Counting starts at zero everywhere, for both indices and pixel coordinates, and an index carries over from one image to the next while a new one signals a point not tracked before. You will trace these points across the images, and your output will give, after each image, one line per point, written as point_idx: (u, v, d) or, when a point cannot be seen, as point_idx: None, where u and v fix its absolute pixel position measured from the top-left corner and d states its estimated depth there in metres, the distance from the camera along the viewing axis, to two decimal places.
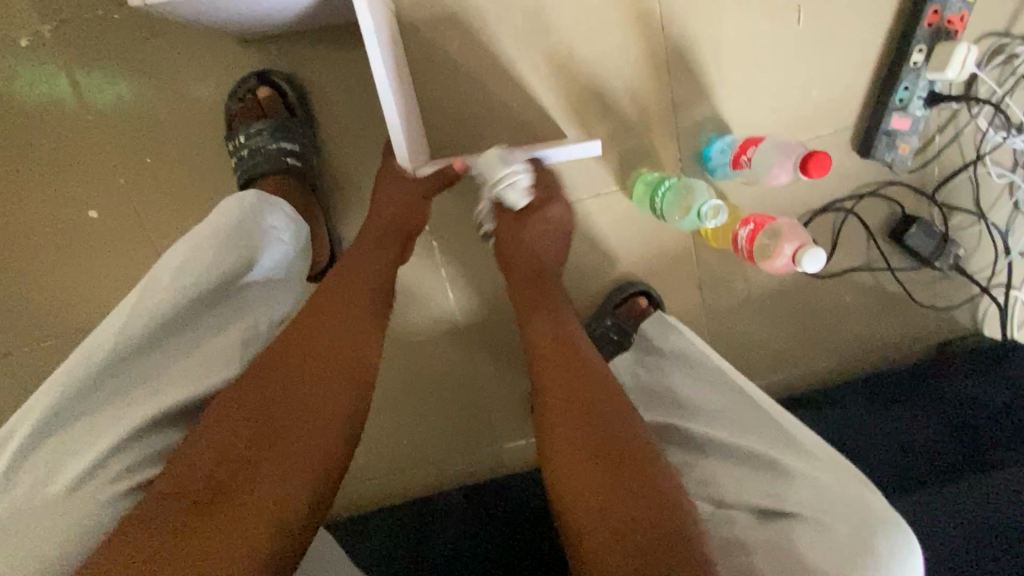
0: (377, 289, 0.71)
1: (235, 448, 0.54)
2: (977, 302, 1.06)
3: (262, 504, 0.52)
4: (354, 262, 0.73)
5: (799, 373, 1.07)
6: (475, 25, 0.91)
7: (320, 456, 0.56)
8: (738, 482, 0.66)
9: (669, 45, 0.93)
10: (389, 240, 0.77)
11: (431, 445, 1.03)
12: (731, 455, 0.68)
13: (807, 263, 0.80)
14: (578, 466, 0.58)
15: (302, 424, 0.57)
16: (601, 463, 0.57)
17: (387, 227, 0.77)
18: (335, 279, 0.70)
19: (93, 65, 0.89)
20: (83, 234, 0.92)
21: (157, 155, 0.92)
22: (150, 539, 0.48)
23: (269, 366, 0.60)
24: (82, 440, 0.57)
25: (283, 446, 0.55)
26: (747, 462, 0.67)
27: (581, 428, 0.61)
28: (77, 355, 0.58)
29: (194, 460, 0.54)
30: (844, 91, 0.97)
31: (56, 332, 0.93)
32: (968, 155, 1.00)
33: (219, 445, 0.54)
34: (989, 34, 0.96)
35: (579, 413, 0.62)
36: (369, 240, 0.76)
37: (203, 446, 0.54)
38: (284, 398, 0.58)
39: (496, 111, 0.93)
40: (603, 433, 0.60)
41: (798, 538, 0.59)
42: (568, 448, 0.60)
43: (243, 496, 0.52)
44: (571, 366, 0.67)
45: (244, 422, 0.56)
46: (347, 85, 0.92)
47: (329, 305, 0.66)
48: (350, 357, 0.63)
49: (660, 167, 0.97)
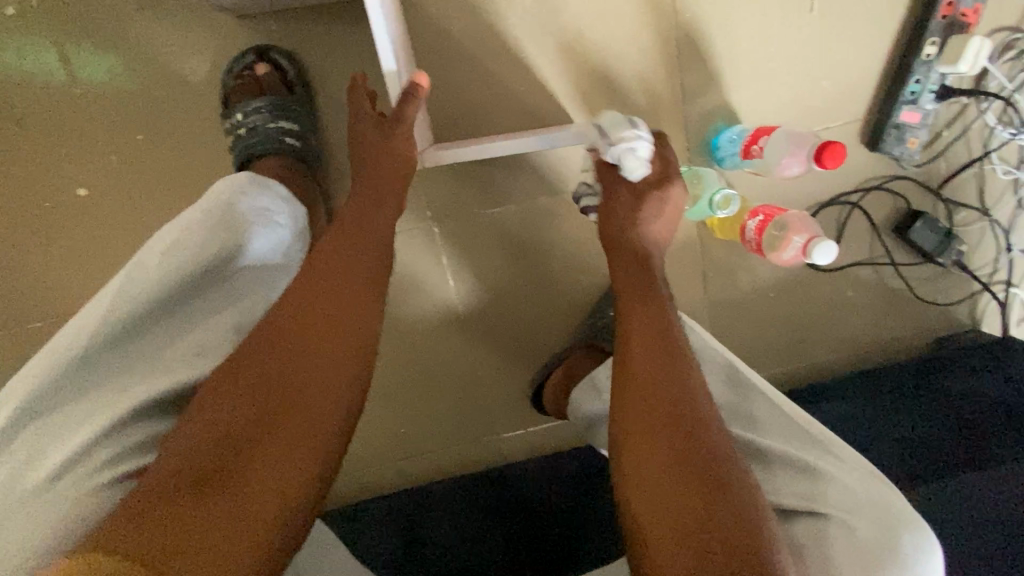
0: (375, 251, 0.68)
1: (248, 423, 0.52)
2: (977, 299, 1.06)
3: (273, 483, 0.50)
4: (348, 226, 0.69)
5: (800, 367, 1.07)
6: (483, 5, 0.88)
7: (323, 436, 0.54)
8: (777, 486, 0.64)
9: (680, 30, 0.91)
10: (386, 193, 0.73)
11: (430, 434, 1.02)
12: (771, 460, 0.66)
13: (817, 256, 0.79)
14: (647, 457, 0.54)
15: (315, 405, 0.55)
16: (669, 456, 0.53)
17: (382, 184, 0.73)
18: (334, 239, 0.66)
19: (83, 36, 0.86)
20: (71, 212, 0.89)
21: (150, 131, 0.88)
22: (163, 509, 0.46)
23: (277, 338, 0.57)
24: (66, 428, 0.55)
25: (288, 426, 0.53)
26: (786, 466, 0.65)
27: (651, 415, 0.56)
28: (59, 339, 0.56)
29: (208, 432, 0.51)
30: (854, 82, 0.96)
31: (42, 312, 0.90)
32: (975, 151, 1.00)
33: (224, 419, 0.52)
34: (1001, 28, 0.95)
35: (651, 400, 0.57)
36: (366, 194, 0.72)
37: (215, 418, 0.52)
38: (293, 376, 0.55)
39: (501, 95, 0.91)
40: (675, 424, 0.55)
41: (832, 545, 0.58)
42: (636, 436, 0.56)
43: (255, 472, 0.50)
44: (648, 346, 0.62)
45: (255, 396, 0.53)
46: (348, 64, 0.89)
47: (325, 278, 0.62)
48: (353, 330, 0.60)
49: (667, 156, 0.95)
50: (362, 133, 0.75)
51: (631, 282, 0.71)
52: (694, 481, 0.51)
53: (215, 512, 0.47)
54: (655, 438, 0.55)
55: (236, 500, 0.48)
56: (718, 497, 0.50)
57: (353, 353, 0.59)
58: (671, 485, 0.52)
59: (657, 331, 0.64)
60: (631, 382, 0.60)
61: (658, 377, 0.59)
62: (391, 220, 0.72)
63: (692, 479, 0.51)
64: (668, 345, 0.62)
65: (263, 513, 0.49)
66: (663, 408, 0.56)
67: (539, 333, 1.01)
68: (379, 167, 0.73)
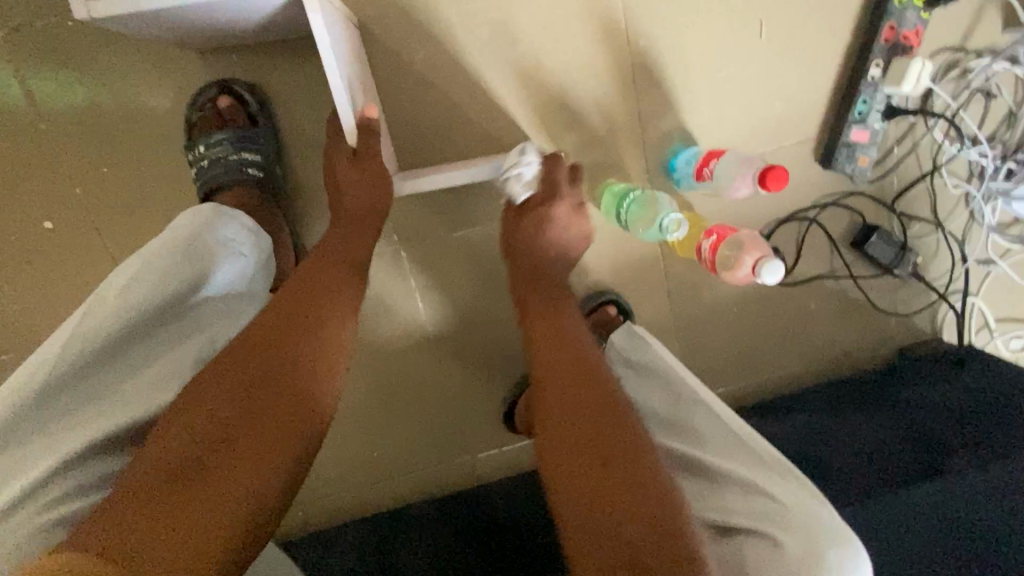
0: (350, 276, 0.70)
1: (209, 430, 0.53)
2: (936, 308, 1.09)
3: (236, 494, 0.51)
4: (325, 256, 0.71)
5: (768, 378, 1.09)
6: (442, 36, 0.90)
7: (285, 455, 0.54)
8: (730, 504, 0.65)
9: (635, 57, 0.94)
10: (365, 223, 0.75)
11: (403, 456, 1.02)
12: (708, 474, 0.69)
13: (766, 275, 0.81)
14: (573, 459, 0.57)
15: (274, 423, 0.55)
16: (591, 466, 0.56)
17: (357, 213, 0.75)
18: (307, 267, 0.69)
19: (47, 73, 0.87)
20: (38, 245, 0.90)
21: (116, 165, 0.89)
22: (128, 514, 0.48)
23: (242, 352, 0.58)
24: (17, 467, 0.55)
25: (255, 440, 0.53)
26: (721, 481, 0.68)
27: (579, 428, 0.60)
28: (14, 379, 0.57)
29: (171, 439, 0.52)
30: (806, 104, 0.99)
31: (13, 345, 0.91)
32: (926, 167, 1.03)
33: (192, 429, 0.53)
34: (943, 50, 0.99)
35: (572, 417, 0.61)
36: (343, 225, 0.75)
37: (181, 429, 0.53)
38: (257, 393, 0.56)
39: (462, 123, 0.93)
40: (599, 432, 0.59)
41: (766, 560, 0.59)
42: (561, 442, 0.59)
43: (220, 484, 0.50)
44: (575, 363, 0.67)
45: (220, 406, 0.54)
46: (311, 95, 0.91)
47: (303, 299, 0.64)
48: (323, 350, 0.62)
49: (627, 178, 0.98)
50: (336, 163, 0.76)
51: (544, 304, 0.77)
52: (612, 483, 0.55)
53: (183, 517, 0.48)
54: (592, 447, 0.58)
55: (193, 506, 0.49)
56: (638, 492, 0.54)
57: (324, 375, 0.60)
58: (592, 491, 0.55)
59: (572, 350, 0.69)
60: (550, 398, 0.64)
61: (577, 394, 0.63)
62: (367, 248, 0.75)
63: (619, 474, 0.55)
64: (586, 363, 0.67)
65: (218, 522, 0.49)
66: (590, 422, 0.60)
67: (508, 353, 1.02)
68: (351, 200, 0.75)
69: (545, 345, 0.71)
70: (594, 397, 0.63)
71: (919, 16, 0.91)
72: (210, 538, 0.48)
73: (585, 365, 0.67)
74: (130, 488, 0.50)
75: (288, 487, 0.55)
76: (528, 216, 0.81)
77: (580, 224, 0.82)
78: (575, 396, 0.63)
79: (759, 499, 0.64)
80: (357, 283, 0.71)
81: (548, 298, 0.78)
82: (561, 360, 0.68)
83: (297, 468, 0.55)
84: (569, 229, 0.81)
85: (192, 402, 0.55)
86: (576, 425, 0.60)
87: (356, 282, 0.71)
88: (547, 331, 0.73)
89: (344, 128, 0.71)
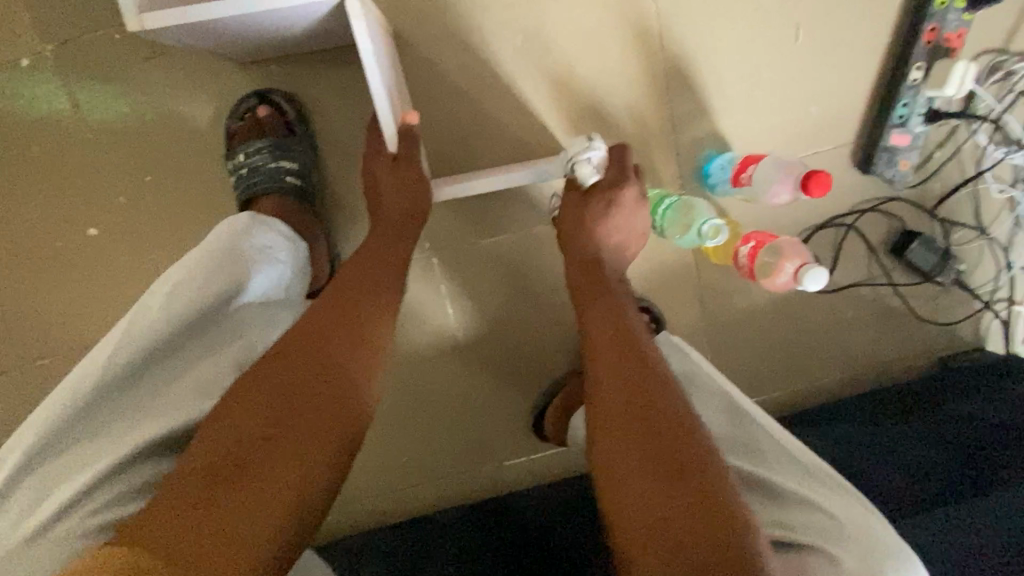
0: (389, 278, 0.71)
1: (251, 429, 0.53)
2: (979, 317, 1.05)
3: (281, 492, 0.51)
4: (367, 260, 0.72)
5: (803, 388, 1.06)
6: (475, 45, 0.91)
7: (325, 456, 0.55)
8: (756, 512, 0.65)
9: (668, 63, 0.94)
10: (405, 228, 0.76)
11: (431, 462, 1.02)
12: (755, 486, 0.67)
13: (808, 282, 0.79)
14: (632, 469, 0.53)
15: (316, 421, 0.55)
16: (655, 475, 0.51)
17: (396, 219, 0.76)
18: (350, 267, 0.70)
19: (93, 85, 0.89)
20: (81, 251, 0.92)
21: (158, 174, 0.92)
22: (173, 512, 0.48)
23: (283, 353, 0.59)
24: (66, 471, 0.56)
25: (298, 438, 0.54)
26: (769, 493, 0.66)
27: (641, 436, 0.55)
28: (60, 388, 0.57)
29: (216, 438, 0.53)
30: (843, 108, 0.97)
31: (55, 348, 0.93)
32: (968, 171, 1.00)
33: (235, 430, 0.53)
34: (986, 51, 0.97)
35: (625, 424, 0.56)
36: (383, 229, 0.75)
37: (225, 428, 0.54)
38: (301, 393, 0.56)
39: (495, 130, 0.93)
40: (663, 440, 0.54)
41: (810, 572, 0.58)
42: (619, 445, 0.55)
43: (263, 480, 0.51)
44: (618, 360, 0.63)
45: (265, 405, 0.55)
46: (346, 104, 0.92)
47: (344, 301, 0.65)
48: (364, 347, 0.62)
49: (659, 184, 0.97)
50: (377, 171, 0.77)
51: (607, 302, 0.71)
52: (678, 492, 0.50)
53: (229, 513, 0.49)
54: (658, 454, 0.53)
55: (240, 499, 0.50)
56: (713, 506, 0.49)
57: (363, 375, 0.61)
58: (654, 495, 0.50)
59: (635, 350, 0.64)
60: (610, 403, 0.59)
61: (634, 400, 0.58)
62: (404, 253, 0.74)
63: (685, 484, 0.50)
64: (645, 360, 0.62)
65: (266, 515, 0.50)
66: (652, 431, 0.55)
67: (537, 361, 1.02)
68: (390, 206, 0.76)
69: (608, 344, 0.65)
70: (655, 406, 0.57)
71: (961, 17, 0.89)
72: (251, 533, 0.49)
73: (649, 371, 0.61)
74: (177, 487, 0.50)
75: (328, 488, 0.55)
76: (597, 198, 0.76)
77: (638, 219, 0.77)
78: (630, 398, 0.58)
79: (790, 507, 0.64)
80: (396, 286, 0.71)
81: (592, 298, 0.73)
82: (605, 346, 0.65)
83: (340, 466, 0.56)
84: (615, 226, 0.76)
85: (237, 398, 0.56)
86: (641, 421, 0.56)
87: (394, 287, 0.71)
88: (613, 331, 0.67)
89: (385, 135, 0.72)
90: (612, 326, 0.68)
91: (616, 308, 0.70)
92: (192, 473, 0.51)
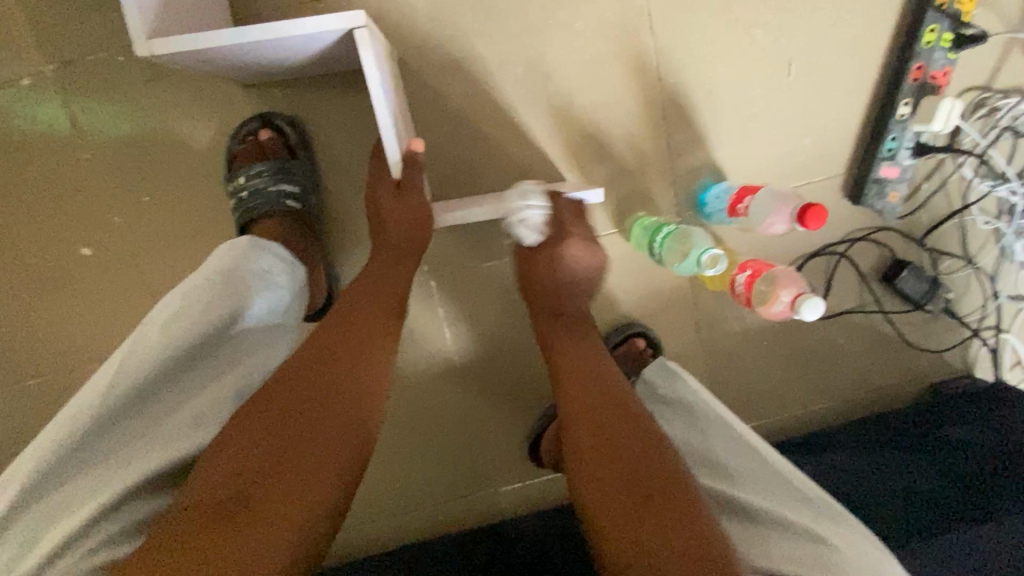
0: (390, 305, 0.70)
1: (250, 458, 0.53)
2: (968, 345, 1.07)
3: (283, 517, 0.50)
4: (367, 283, 0.72)
5: (798, 412, 1.07)
6: (477, 73, 0.92)
7: (329, 488, 0.54)
8: (763, 548, 0.65)
9: (666, 95, 0.96)
10: (403, 255, 0.76)
11: (425, 486, 1.01)
12: (765, 522, 0.67)
13: (805, 311, 0.80)
14: (606, 491, 0.59)
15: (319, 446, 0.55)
16: (620, 487, 0.58)
17: (397, 247, 0.76)
18: (357, 288, 0.71)
19: (94, 104, 0.89)
20: (74, 271, 0.91)
21: (157, 194, 0.91)
22: (173, 542, 0.48)
23: (286, 380, 0.58)
24: (59, 510, 0.54)
25: (298, 463, 0.53)
26: (780, 527, 0.66)
27: (613, 460, 0.61)
28: (58, 421, 0.56)
29: (215, 467, 0.53)
30: (834, 140, 1.00)
31: (42, 366, 0.91)
32: (956, 203, 1.03)
33: (233, 461, 0.53)
34: (970, 88, 1.01)
35: (601, 440, 0.63)
36: (383, 254, 0.76)
37: (226, 457, 0.53)
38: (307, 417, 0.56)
39: (496, 156, 0.94)
40: (614, 451, 0.62)
41: None
42: (583, 452, 0.64)
43: (263, 508, 0.50)
44: (593, 374, 0.72)
45: (265, 433, 0.54)
46: (349, 128, 0.93)
47: (344, 325, 0.65)
48: (362, 368, 0.62)
49: (657, 210, 0.98)
50: (380, 198, 0.76)
51: (566, 336, 0.79)
52: (632, 504, 0.57)
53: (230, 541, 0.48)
54: (623, 473, 0.59)
55: (244, 528, 0.49)
56: (659, 509, 0.55)
57: (365, 395, 0.60)
58: (625, 513, 0.56)
59: (593, 366, 0.74)
60: (579, 425, 0.67)
61: (610, 428, 0.64)
62: (406, 278, 0.75)
63: (650, 497, 0.57)
64: (604, 377, 0.72)
65: (266, 542, 0.49)
66: (603, 441, 0.63)
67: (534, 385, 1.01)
68: (390, 231, 0.76)
69: (575, 381, 0.72)
70: (618, 412, 0.66)
71: (946, 57, 0.93)
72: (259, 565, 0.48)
73: (606, 386, 0.70)
74: (176, 520, 0.50)
75: (331, 519, 0.54)
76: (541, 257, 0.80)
77: (594, 256, 0.82)
78: (592, 417, 0.66)
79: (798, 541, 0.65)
80: (396, 311, 0.71)
81: (563, 334, 0.79)
82: (574, 361, 0.75)
83: (346, 485, 0.55)
84: (585, 264, 0.81)
85: (237, 425, 0.55)
86: (598, 437, 0.64)
87: (395, 311, 0.71)
88: (573, 368, 0.74)
89: (389, 162, 0.72)
90: (575, 354, 0.76)
91: (573, 342, 0.78)
92: (196, 504, 0.51)
